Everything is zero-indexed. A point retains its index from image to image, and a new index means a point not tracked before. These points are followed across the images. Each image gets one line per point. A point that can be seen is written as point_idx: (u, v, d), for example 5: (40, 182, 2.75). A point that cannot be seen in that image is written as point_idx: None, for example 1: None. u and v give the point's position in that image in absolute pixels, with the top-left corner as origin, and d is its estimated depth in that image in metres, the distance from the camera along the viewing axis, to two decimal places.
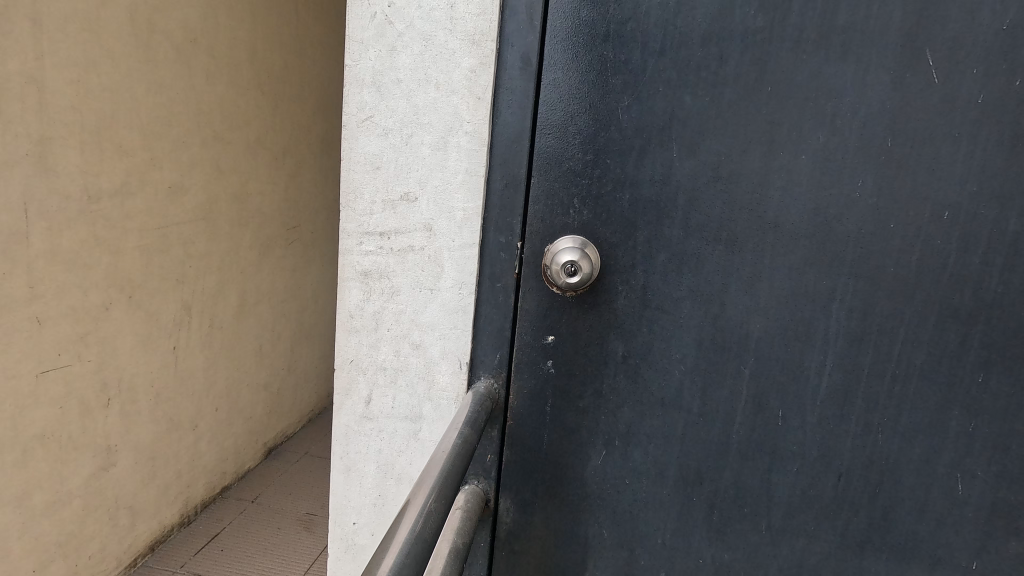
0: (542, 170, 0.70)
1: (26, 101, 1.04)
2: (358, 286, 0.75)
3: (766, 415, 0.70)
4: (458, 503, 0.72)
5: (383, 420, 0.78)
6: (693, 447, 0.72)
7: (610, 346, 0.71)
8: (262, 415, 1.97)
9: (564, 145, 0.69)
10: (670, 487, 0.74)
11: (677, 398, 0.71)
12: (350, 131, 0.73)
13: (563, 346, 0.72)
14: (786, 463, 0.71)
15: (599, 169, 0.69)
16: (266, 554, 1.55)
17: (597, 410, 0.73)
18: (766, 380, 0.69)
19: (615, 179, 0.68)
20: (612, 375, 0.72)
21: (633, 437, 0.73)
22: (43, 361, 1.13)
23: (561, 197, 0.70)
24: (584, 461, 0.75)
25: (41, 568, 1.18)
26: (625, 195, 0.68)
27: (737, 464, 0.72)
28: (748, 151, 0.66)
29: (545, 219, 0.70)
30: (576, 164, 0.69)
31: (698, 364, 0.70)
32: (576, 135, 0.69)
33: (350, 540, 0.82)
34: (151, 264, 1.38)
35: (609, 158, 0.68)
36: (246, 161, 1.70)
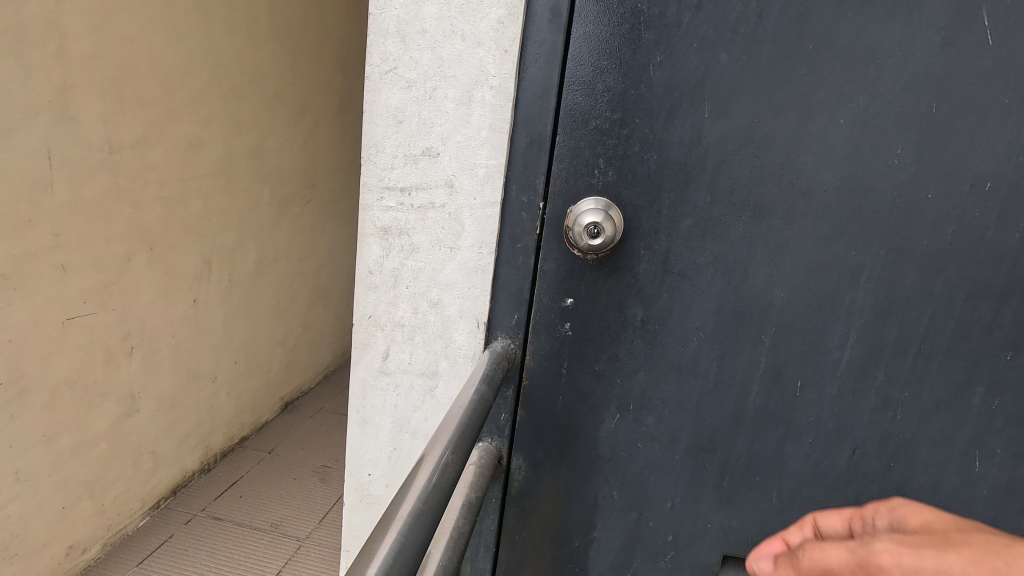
0: (567, 128, 0.68)
1: (46, 47, 1.04)
2: (378, 242, 0.75)
3: (784, 385, 0.70)
4: (472, 459, 0.74)
5: (399, 376, 0.79)
6: (708, 415, 0.72)
7: (629, 310, 0.71)
8: (279, 371, 2.01)
9: (591, 103, 0.67)
10: (683, 453, 0.74)
11: (694, 365, 0.71)
12: (373, 83, 0.71)
13: (581, 309, 0.72)
14: (802, 434, 0.71)
15: (626, 129, 0.67)
16: (283, 502, 1.60)
17: (613, 374, 0.73)
18: (786, 350, 0.69)
19: (643, 139, 0.66)
20: (630, 340, 0.72)
21: (648, 402, 0.73)
22: (68, 309, 1.16)
23: (586, 157, 0.68)
24: (597, 424, 0.75)
25: (69, 505, 1.24)
26: (652, 157, 0.67)
27: (751, 433, 0.72)
28: (783, 114, 0.64)
29: (569, 179, 0.69)
30: (603, 122, 0.67)
31: (717, 331, 0.69)
32: (604, 92, 0.66)
33: (365, 491, 0.84)
34: (171, 217, 1.39)
35: (637, 117, 0.66)
36: (264, 115, 1.69)
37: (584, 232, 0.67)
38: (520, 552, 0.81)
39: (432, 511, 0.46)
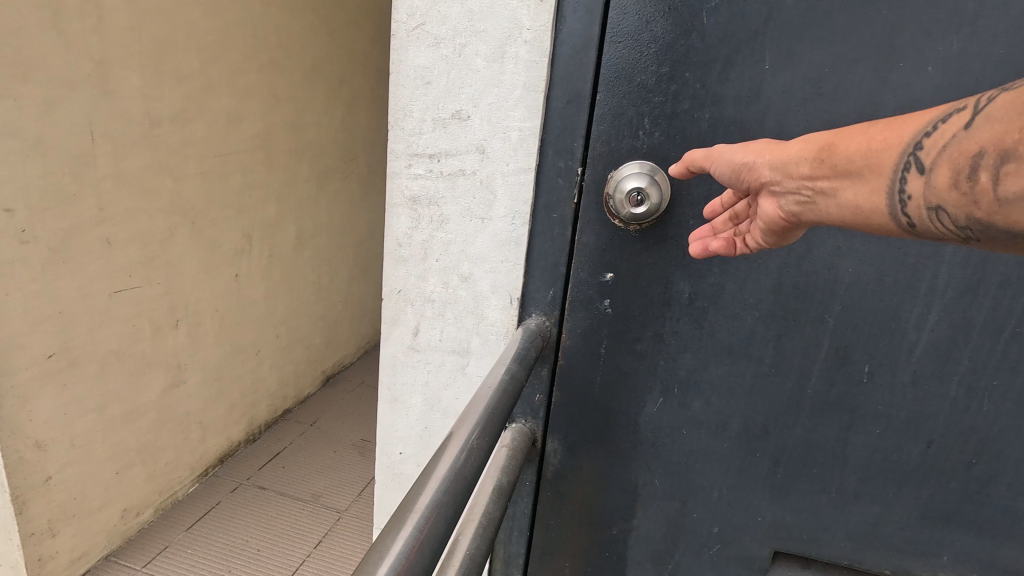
0: (609, 85, 0.62)
1: (85, 19, 1.04)
2: (406, 213, 0.71)
3: (849, 370, 0.62)
4: (504, 442, 0.70)
5: (430, 353, 0.76)
6: (760, 401, 0.66)
7: (675, 286, 0.65)
8: (320, 345, 2.03)
9: (636, 56, 0.60)
10: (732, 440, 0.68)
11: (747, 346, 0.64)
12: (399, 41, 0.66)
13: (622, 284, 0.66)
14: (868, 424, 0.64)
15: (675, 84, 0.60)
16: (323, 474, 1.63)
17: (656, 354, 0.68)
18: (854, 331, 0.61)
19: (694, 95, 0.60)
20: (675, 318, 0.66)
21: (694, 385, 0.68)
22: (115, 282, 1.19)
23: (630, 117, 0.62)
24: (638, 408, 0.70)
25: (122, 470, 1.29)
26: (705, 115, 0.60)
27: (810, 421, 0.65)
28: (859, 62, 0.55)
29: (610, 143, 0.63)
30: (649, 78, 0.60)
31: (774, 309, 0.63)
32: (650, 43, 0.60)
33: (396, 469, 0.82)
34: (212, 192, 1.40)
35: (687, 70, 0.59)
36: (302, 89, 1.68)
37: (627, 200, 0.61)
38: (555, 537, 0.78)
39: (453, 501, 0.42)
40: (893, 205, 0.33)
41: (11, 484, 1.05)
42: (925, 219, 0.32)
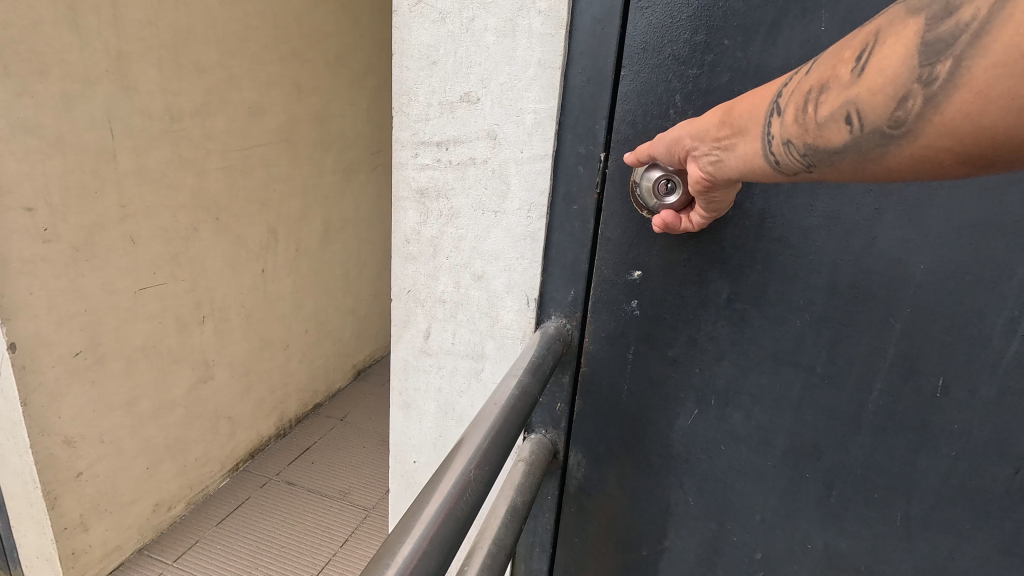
0: (635, 58, 0.54)
1: (101, 13, 1.02)
2: (414, 206, 0.66)
3: (918, 384, 0.52)
4: (521, 455, 0.65)
5: (442, 357, 0.70)
6: (811, 416, 0.57)
7: (712, 286, 0.57)
8: (350, 339, 2.02)
9: (666, 23, 0.52)
10: (777, 459, 0.60)
11: (796, 354, 0.56)
12: (402, 19, 0.61)
13: (650, 284, 0.59)
14: (942, 447, 0.53)
15: (712, 54, 0.51)
16: (351, 471, 1.61)
17: (691, 362, 0.60)
18: (926, 336, 0.51)
19: (734, 66, 0.51)
20: (711, 322, 0.58)
21: (733, 397, 0.60)
22: (139, 279, 1.18)
23: (659, 94, 0.54)
24: (670, 420, 0.63)
25: (152, 466, 1.30)
26: (747, 89, 0.51)
27: (870, 440, 0.55)
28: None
29: (636, 125, 0.55)
30: (681, 48, 0.52)
31: (828, 313, 0.54)
32: (683, 8, 0.51)
33: (411, 478, 0.78)
34: (236, 186, 1.39)
35: (726, 38, 0.51)
36: (326, 79, 1.65)
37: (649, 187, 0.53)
38: (580, 556, 0.72)
39: (456, 529, 0.36)
40: (760, 149, 0.32)
41: (42, 480, 1.06)
42: (782, 163, 0.31)
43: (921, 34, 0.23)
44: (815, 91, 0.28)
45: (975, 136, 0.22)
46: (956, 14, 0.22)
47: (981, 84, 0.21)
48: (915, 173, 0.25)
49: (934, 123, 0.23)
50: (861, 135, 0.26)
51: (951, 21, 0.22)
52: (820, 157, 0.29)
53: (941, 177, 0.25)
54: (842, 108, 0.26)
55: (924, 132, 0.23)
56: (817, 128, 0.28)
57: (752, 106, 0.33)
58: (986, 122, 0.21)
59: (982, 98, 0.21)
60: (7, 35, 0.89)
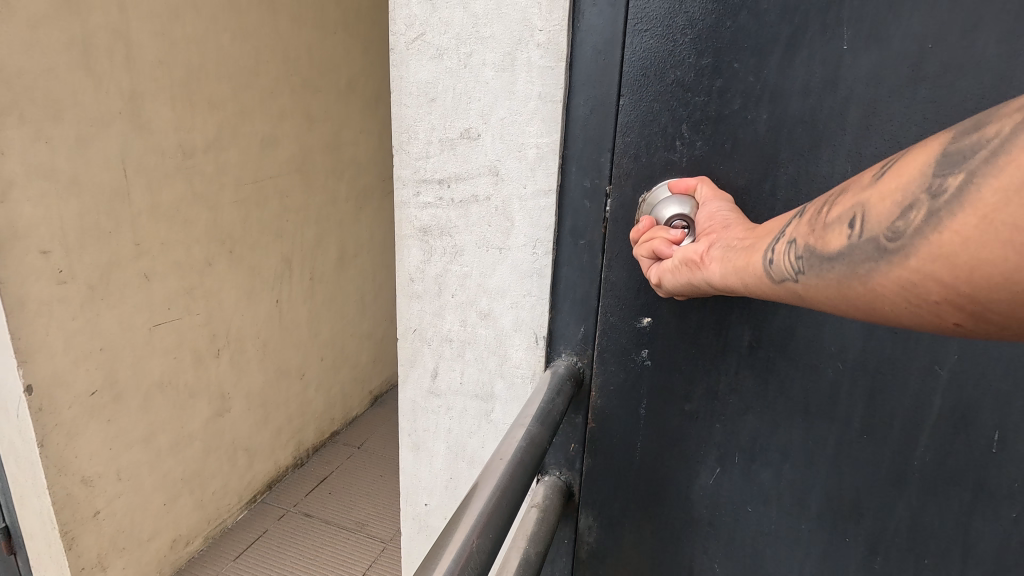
0: (638, 88, 0.52)
1: (114, 56, 1.04)
2: (418, 245, 0.65)
3: (972, 436, 0.49)
4: (534, 500, 0.62)
5: (451, 397, 0.68)
6: (850, 474, 0.54)
7: (732, 333, 0.54)
8: (367, 364, 2.01)
9: (669, 50, 0.50)
10: (815, 519, 0.57)
11: (830, 407, 0.53)
12: (399, 55, 0.60)
13: (664, 332, 0.57)
14: (1001, 508, 0.51)
15: (720, 82, 0.49)
16: (370, 500, 1.59)
17: (709, 415, 0.57)
18: (976, 388, 0.48)
19: (747, 91, 0.49)
20: (732, 371, 0.55)
21: (758, 453, 0.57)
22: (155, 314, 1.19)
23: (664, 125, 0.52)
24: (691, 478, 0.60)
25: (170, 500, 1.30)
26: (761, 115, 0.49)
27: (916, 497, 0.52)
28: (980, 27, 0.42)
29: (642, 157, 0.53)
30: (686, 74, 0.50)
31: (865, 360, 0.51)
32: (687, 33, 0.49)
33: (424, 520, 0.75)
34: (250, 218, 1.40)
35: (735, 65, 0.49)
36: (337, 108, 1.66)
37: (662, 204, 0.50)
38: None
39: None
40: (768, 243, 0.33)
41: (60, 520, 1.06)
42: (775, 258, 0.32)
43: (942, 148, 0.25)
44: (838, 196, 0.30)
45: (967, 261, 0.22)
46: (981, 131, 0.23)
47: (987, 208, 0.22)
48: (899, 296, 0.25)
49: (931, 239, 0.24)
50: (858, 238, 0.27)
51: (975, 138, 0.23)
52: (811, 259, 0.30)
53: (920, 309, 0.25)
54: (855, 211, 0.28)
55: (912, 241, 0.25)
56: (826, 229, 0.30)
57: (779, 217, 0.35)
58: (983, 245, 0.22)
59: (983, 218, 0.22)
60: (21, 82, 0.91)
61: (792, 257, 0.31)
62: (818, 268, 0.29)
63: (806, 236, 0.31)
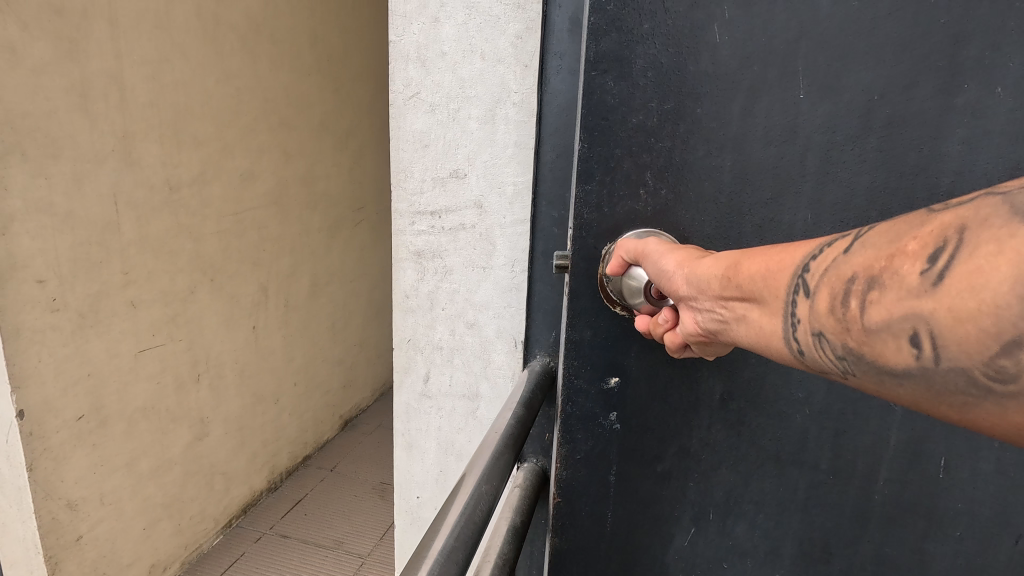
0: (596, 132, 0.46)
1: (109, 98, 1.11)
2: (412, 266, 0.75)
3: (922, 466, 0.50)
4: (515, 481, 0.73)
5: (441, 399, 0.78)
6: (819, 518, 0.53)
7: (704, 388, 0.51)
8: (338, 390, 2.06)
9: (628, 90, 0.45)
10: (789, 567, 0.55)
11: (799, 452, 0.51)
12: (397, 109, 0.71)
13: (632, 392, 0.52)
14: (948, 529, 0.51)
15: (685, 124, 0.45)
16: (346, 520, 1.64)
17: (684, 475, 0.53)
18: (928, 419, 0.49)
19: (709, 138, 0.45)
20: (706, 425, 0.51)
21: (734, 507, 0.53)
22: (140, 341, 1.24)
23: (627, 173, 0.46)
24: (666, 543, 0.55)
25: (150, 525, 1.32)
26: (726, 164, 0.45)
27: (879, 531, 0.52)
28: (918, 83, 0.42)
29: (599, 212, 0.47)
30: (647, 116, 0.45)
31: (829, 403, 0.50)
32: (645, 70, 0.44)
33: (415, 513, 0.84)
34: (230, 248, 1.46)
35: (698, 106, 0.45)
36: (311, 144, 1.75)
37: (635, 276, 0.45)
38: None
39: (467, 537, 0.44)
40: (786, 329, 0.29)
41: (45, 545, 1.08)
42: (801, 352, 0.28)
43: None
44: (863, 283, 0.25)
45: None
46: None
47: None
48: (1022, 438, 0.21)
49: None
50: (937, 365, 0.22)
51: None
52: (862, 366, 0.25)
53: None
54: (916, 325, 0.22)
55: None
56: (876, 340, 0.24)
57: (765, 274, 0.30)
58: None
59: None
60: (25, 124, 0.98)
61: (834, 353, 0.27)
62: (869, 378, 0.25)
63: (837, 333, 0.26)
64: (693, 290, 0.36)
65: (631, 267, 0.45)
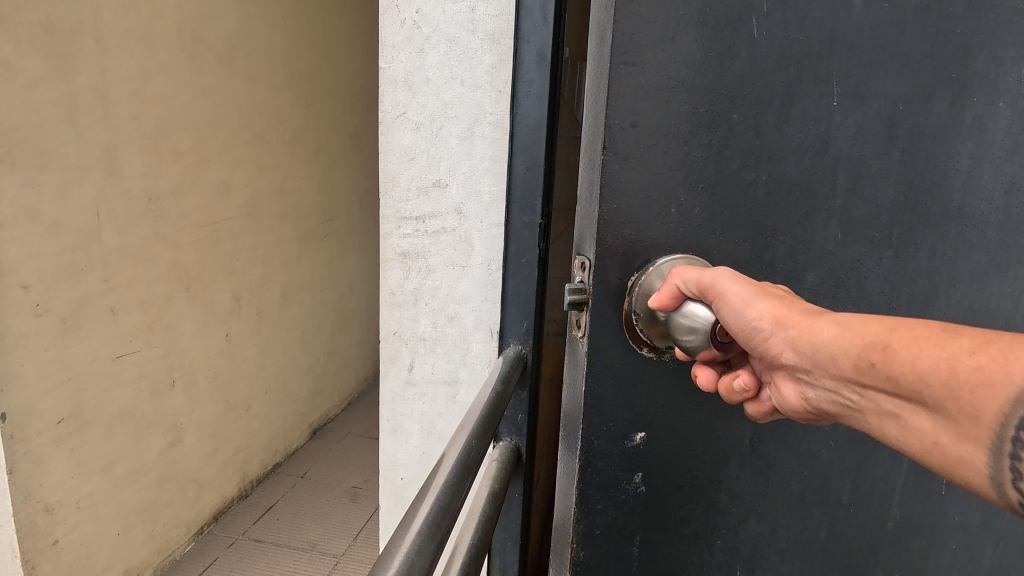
0: (627, 143, 0.42)
1: (94, 112, 1.16)
2: (398, 266, 0.84)
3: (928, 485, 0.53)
4: (493, 456, 0.83)
5: (425, 385, 0.87)
6: (839, 551, 0.53)
7: (733, 429, 0.49)
8: (307, 399, 2.09)
9: (667, 84, 0.42)
10: None
11: (823, 488, 0.51)
12: (386, 126, 0.81)
13: (656, 449, 0.48)
14: (945, 542, 0.55)
15: (721, 131, 0.43)
16: (319, 523, 1.68)
17: (712, 529, 0.50)
18: None
19: (747, 148, 0.44)
20: (734, 474, 0.50)
21: (760, 555, 0.52)
22: (118, 347, 1.27)
23: (659, 187, 0.43)
24: None
25: (125, 531, 1.33)
26: (761, 177, 0.45)
27: (892, 555, 0.54)
28: (935, 95, 0.45)
29: (629, 227, 0.43)
30: (681, 120, 0.42)
31: (850, 434, 0.51)
32: (686, 57, 0.41)
33: (400, 493, 0.92)
34: (205, 257, 1.51)
35: (737, 115, 0.43)
36: (284, 158, 1.81)
37: (696, 323, 0.39)
38: None
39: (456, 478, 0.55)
40: (987, 463, 0.29)
41: (23, 548, 1.09)
42: (1015, 483, 0.29)
43: None
44: None
45: None
46: None
47: None
48: None
49: None
50: None
51: None
52: None
53: None
54: None
55: None
56: None
57: (961, 400, 0.28)
58: None
59: None
60: (16, 135, 1.02)
61: None
62: None
63: None
64: (811, 368, 0.34)
65: (681, 301, 0.41)
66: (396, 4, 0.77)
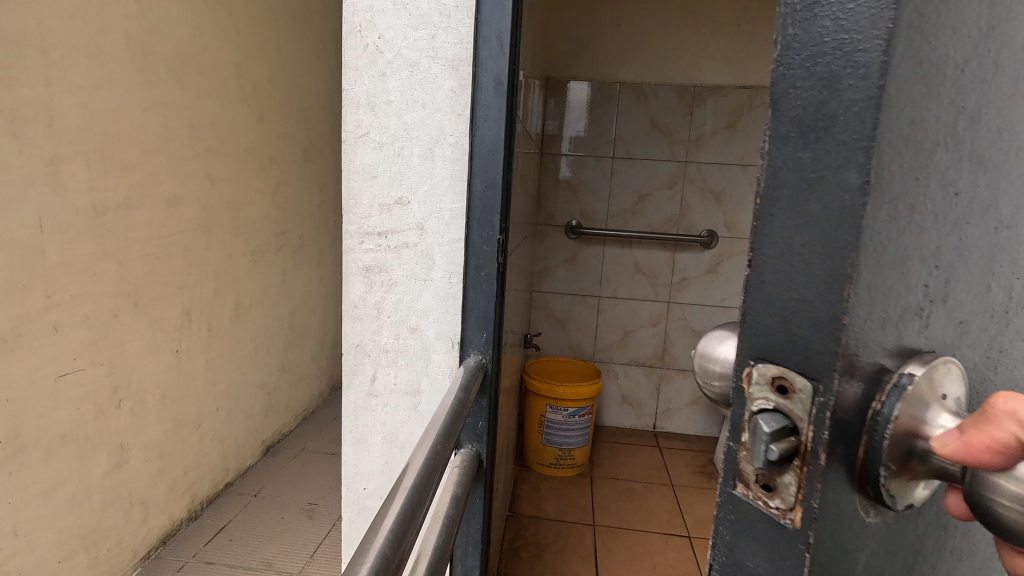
0: (896, 177, 0.25)
1: (38, 124, 1.13)
2: (361, 279, 0.87)
3: None
4: (455, 463, 0.86)
5: (387, 396, 0.89)
6: None
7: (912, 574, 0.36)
8: (259, 415, 2.05)
9: (938, 82, 0.26)
10: None
11: None
12: (349, 145, 0.84)
13: None
14: None
15: (971, 158, 0.30)
16: (275, 541, 1.64)
17: None
18: None
19: (985, 182, 0.31)
20: None
21: None
22: (61, 366, 1.22)
23: (909, 242, 0.27)
24: None
25: (66, 558, 1.27)
26: (989, 222, 0.33)
27: None
28: None
29: (879, 325, 0.27)
30: (946, 144, 0.28)
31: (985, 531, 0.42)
32: (952, 42, 0.26)
33: (362, 503, 0.93)
34: (154, 272, 1.47)
35: (984, 136, 0.30)
36: (236, 171, 1.79)
37: None
38: None
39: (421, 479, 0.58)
40: None
41: None
42: None
43: None
44: None
45: None
46: None
47: None
48: None
49: None
50: None
51: None
52: None
53: None
54: None
55: None
56: None
57: None
58: None
59: None
60: None
61: None
62: None
63: None
64: None
65: (1009, 458, 0.26)
66: (359, 31, 0.81)
